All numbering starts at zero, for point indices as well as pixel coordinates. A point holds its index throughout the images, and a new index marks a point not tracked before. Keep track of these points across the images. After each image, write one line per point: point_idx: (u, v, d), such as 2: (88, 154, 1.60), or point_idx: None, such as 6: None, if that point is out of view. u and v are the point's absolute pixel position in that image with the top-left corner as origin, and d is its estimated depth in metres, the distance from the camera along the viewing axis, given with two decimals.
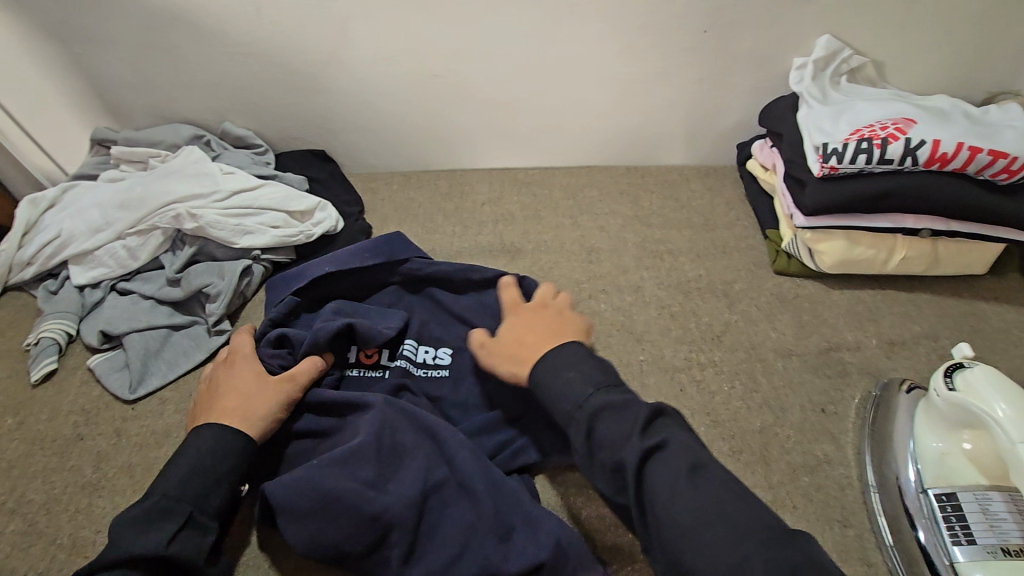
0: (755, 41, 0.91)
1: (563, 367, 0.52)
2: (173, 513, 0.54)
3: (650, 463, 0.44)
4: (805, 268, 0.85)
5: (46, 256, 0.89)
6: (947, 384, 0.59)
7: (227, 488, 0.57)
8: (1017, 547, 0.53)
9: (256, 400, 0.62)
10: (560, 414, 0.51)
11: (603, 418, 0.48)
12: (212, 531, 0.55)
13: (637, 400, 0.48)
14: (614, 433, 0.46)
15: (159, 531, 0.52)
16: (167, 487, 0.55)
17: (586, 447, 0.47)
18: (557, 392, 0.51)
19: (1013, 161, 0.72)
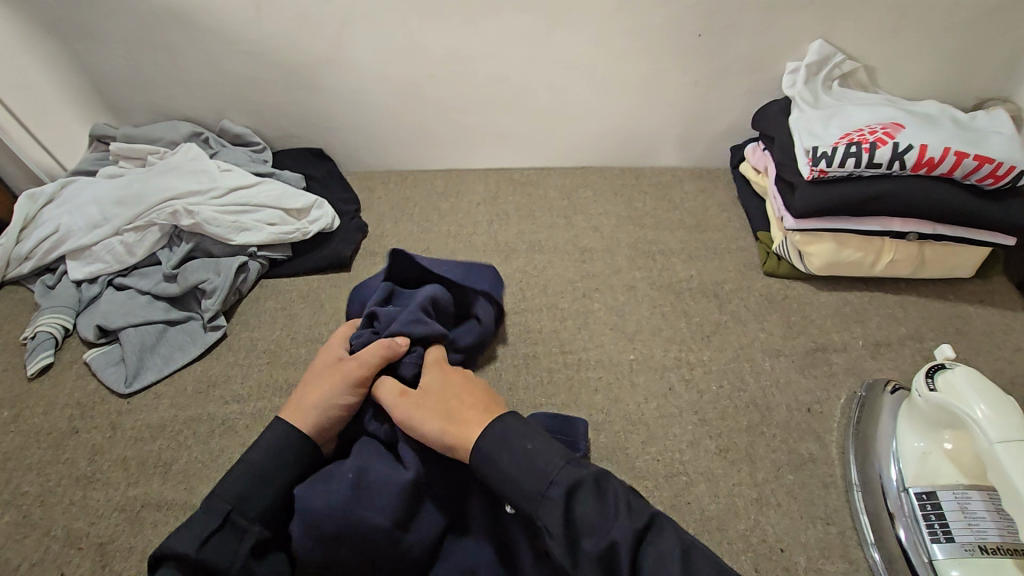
0: (749, 44, 0.92)
1: (515, 441, 0.55)
2: (213, 513, 0.56)
3: (640, 543, 0.48)
4: (794, 270, 0.86)
5: (45, 251, 0.90)
6: (928, 384, 0.60)
7: (272, 490, 0.59)
8: (993, 545, 0.54)
9: (320, 390, 0.64)
10: (525, 496, 0.52)
11: (579, 497, 0.51)
12: (252, 534, 0.56)
13: (603, 475, 0.52)
14: (595, 510, 0.50)
15: (195, 532, 0.54)
16: (217, 489, 0.57)
17: (569, 532, 0.49)
18: (520, 472, 0.53)
19: (999, 167, 0.73)
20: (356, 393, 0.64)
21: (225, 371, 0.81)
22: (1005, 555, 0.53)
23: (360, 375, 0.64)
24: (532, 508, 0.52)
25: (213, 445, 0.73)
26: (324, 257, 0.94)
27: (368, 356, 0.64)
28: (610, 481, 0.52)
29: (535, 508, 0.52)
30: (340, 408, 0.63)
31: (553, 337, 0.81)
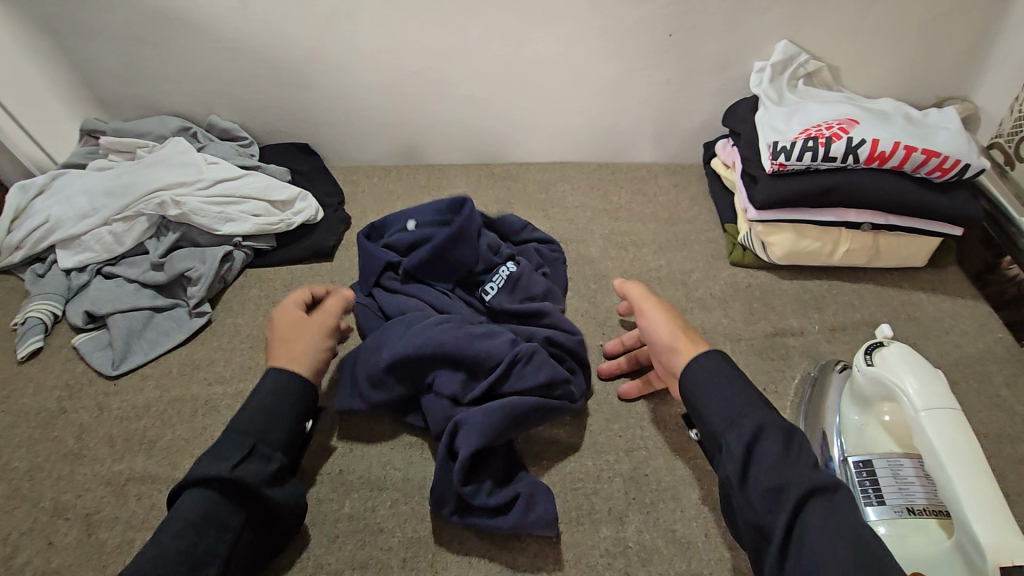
0: (718, 44, 0.95)
1: (713, 382, 0.57)
2: (240, 444, 0.58)
3: (805, 502, 0.49)
4: (758, 259, 0.90)
5: (35, 241, 0.93)
6: (866, 361, 0.64)
7: (289, 424, 0.62)
8: (921, 506, 0.58)
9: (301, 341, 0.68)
10: (718, 418, 0.55)
11: (761, 442, 0.52)
12: (274, 461, 0.59)
13: (795, 430, 0.54)
14: (777, 453, 0.51)
15: (227, 459, 0.57)
16: (238, 425, 0.60)
17: (747, 457, 0.52)
18: (714, 404, 0.56)
19: (945, 160, 0.79)
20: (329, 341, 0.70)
21: (210, 354, 0.85)
22: (930, 516, 0.58)
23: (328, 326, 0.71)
24: (714, 430, 0.55)
25: (197, 423, 0.77)
26: (308, 247, 0.97)
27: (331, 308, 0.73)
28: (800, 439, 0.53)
29: (722, 429, 0.55)
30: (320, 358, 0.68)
31: None
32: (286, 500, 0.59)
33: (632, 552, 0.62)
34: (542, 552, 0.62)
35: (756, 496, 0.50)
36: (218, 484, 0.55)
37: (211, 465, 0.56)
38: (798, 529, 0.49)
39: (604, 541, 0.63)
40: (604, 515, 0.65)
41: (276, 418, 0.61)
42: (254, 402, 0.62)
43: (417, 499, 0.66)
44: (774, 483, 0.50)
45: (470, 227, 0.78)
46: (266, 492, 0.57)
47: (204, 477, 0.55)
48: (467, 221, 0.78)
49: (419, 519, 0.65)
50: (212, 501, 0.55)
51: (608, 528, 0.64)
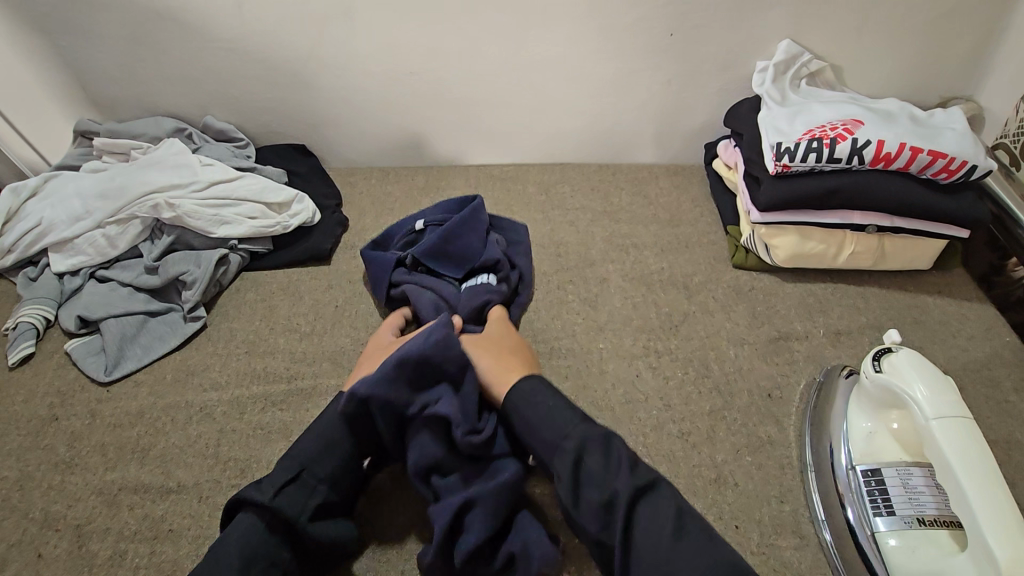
0: (720, 44, 0.94)
1: (538, 396, 0.60)
2: (288, 469, 0.59)
3: (636, 506, 0.51)
4: (761, 262, 0.88)
5: (27, 244, 0.92)
6: (874, 367, 0.63)
7: (338, 457, 0.61)
8: (931, 517, 0.57)
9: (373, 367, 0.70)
10: (545, 444, 0.57)
11: (586, 455, 0.54)
12: (319, 493, 0.59)
13: (611, 435, 0.56)
14: (601, 462, 0.54)
15: (270, 485, 0.57)
16: (293, 452, 0.60)
17: (574, 475, 0.53)
18: (540, 425, 0.58)
19: (952, 161, 0.77)
20: None
21: (204, 360, 0.83)
22: (941, 526, 0.57)
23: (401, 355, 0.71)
24: (545, 458, 0.57)
25: (191, 430, 0.75)
26: (304, 250, 0.96)
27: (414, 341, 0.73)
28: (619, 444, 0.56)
29: (549, 457, 0.56)
30: None
31: (528, 325, 0.83)
32: (329, 537, 0.58)
33: None
34: None
35: (592, 516, 0.52)
36: (262, 511, 0.56)
37: (261, 490, 0.57)
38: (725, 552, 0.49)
39: None
40: None
41: (323, 449, 0.61)
42: (310, 430, 0.62)
43: (416, 509, 0.65)
44: (602, 496, 0.52)
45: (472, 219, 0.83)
46: (305, 525, 0.56)
47: (251, 501, 0.57)
48: (473, 219, 0.83)
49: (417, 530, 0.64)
50: (254, 530, 0.55)
51: None
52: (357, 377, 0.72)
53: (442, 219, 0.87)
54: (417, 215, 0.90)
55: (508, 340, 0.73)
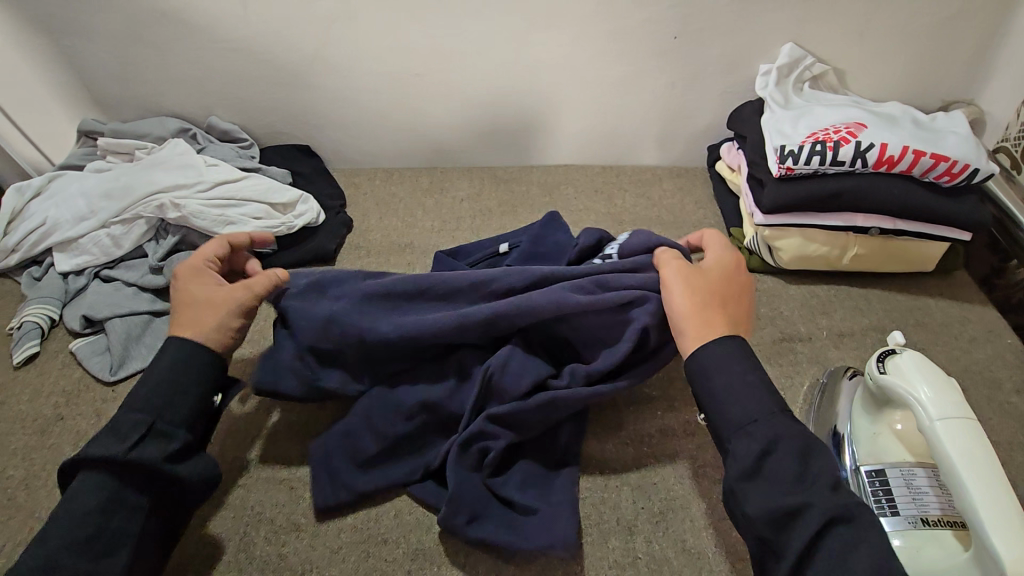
0: (724, 47, 0.95)
1: (731, 371, 0.55)
2: (137, 424, 0.56)
3: (827, 526, 0.46)
4: (764, 264, 0.89)
5: (31, 244, 0.91)
6: (879, 368, 0.64)
7: (193, 398, 0.60)
8: (935, 517, 0.58)
9: (208, 313, 0.63)
10: (729, 419, 0.53)
11: (772, 455, 0.50)
12: (176, 437, 0.58)
13: (811, 442, 0.51)
14: (794, 467, 0.49)
15: (124, 439, 0.55)
16: (135, 402, 0.58)
17: (753, 467, 0.50)
18: (725, 398, 0.54)
19: (954, 164, 0.78)
20: (242, 320, 0.65)
21: None
22: (945, 526, 0.57)
23: (245, 303, 0.66)
24: (725, 434, 0.54)
25: None
26: (309, 251, 0.96)
27: (257, 286, 0.67)
28: (822, 452, 0.51)
29: (731, 434, 0.53)
30: (230, 333, 0.64)
31: None
32: (193, 475, 0.58)
33: (642, 563, 0.61)
34: (551, 565, 0.61)
35: (766, 514, 0.48)
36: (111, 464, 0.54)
37: (107, 446, 0.54)
38: (812, 553, 0.46)
39: (613, 552, 0.62)
40: (613, 526, 0.64)
41: (180, 399, 0.59)
42: (154, 380, 0.59)
43: (423, 509, 0.65)
44: (782, 502, 0.48)
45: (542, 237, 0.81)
46: (166, 470, 0.56)
47: (99, 456, 0.54)
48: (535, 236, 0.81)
49: (424, 530, 0.64)
50: (100, 482, 0.53)
51: (618, 539, 0.63)
52: (191, 321, 0.63)
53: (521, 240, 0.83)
54: (498, 239, 0.87)
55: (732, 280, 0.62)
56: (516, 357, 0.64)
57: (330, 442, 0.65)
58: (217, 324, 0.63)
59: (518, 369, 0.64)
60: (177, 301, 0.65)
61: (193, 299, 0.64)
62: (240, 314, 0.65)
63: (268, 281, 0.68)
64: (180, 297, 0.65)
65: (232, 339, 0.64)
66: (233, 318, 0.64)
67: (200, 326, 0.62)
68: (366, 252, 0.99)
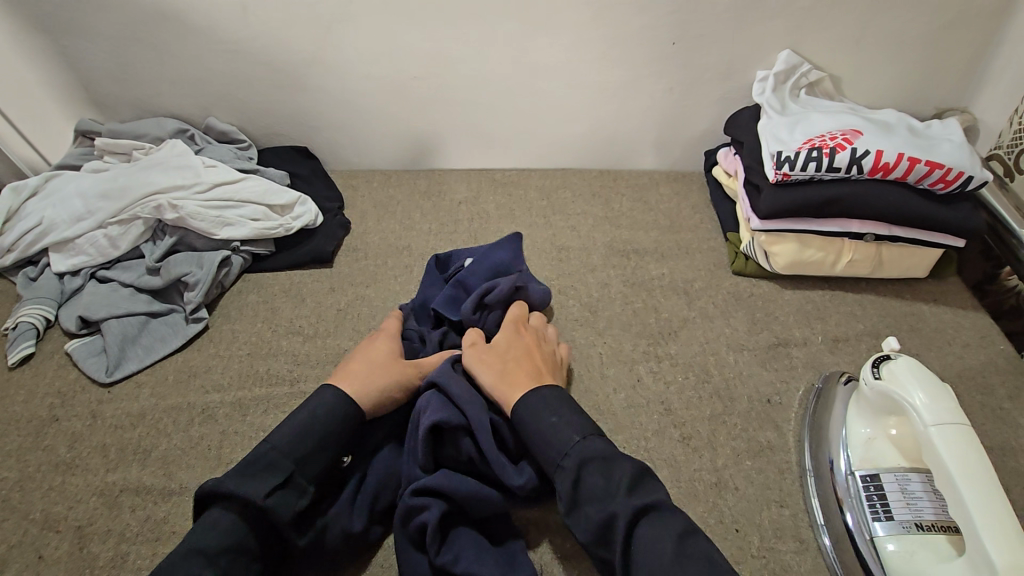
0: (722, 54, 0.95)
1: (544, 411, 0.58)
2: (277, 470, 0.56)
3: (635, 528, 0.50)
4: (760, 269, 0.89)
5: (27, 244, 0.91)
6: (873, 374, 0.65)
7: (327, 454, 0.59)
8: (929, 522, 0.59)
9: (379, 374, 0.66)
10: (546, 457, 0.56)
11: (585, 475, 0.53)
12: (307, 494, 0.57)
13: (615, 455, 0.55)
14: (599, 484, 0.52)
15: (263, 483, 0.54)
16: (277, 442, 0.57)
17: (573, 494, 0.53)
18: (545, 435, 0.57)
19: (949, 171, 0.79)
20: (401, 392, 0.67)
21: (207, 361, 0.83)
22: (939, 532, 0.58)
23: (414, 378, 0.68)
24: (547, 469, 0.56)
25: (192, 432, 0.75)
26: (307, 253, 0.96)
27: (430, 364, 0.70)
28: (624, 461, 0.54)
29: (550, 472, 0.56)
30: (389, 399, 0.66)
31: None
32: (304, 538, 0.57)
33: None
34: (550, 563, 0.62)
35: (591, 533, 0.51)
36: (245, 505, 0.54)
37: (248, 484, 0.54)
38: None
39: None
40: None
41: (317, 445, 0.58)
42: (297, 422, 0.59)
43: None
44: (601, 516, 0.51)
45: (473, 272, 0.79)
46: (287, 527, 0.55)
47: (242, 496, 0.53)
48: (476, 266, 0.80)
49: None
50: (232, 525, 0.53)
51: None
52: (358, 376, 0.65)
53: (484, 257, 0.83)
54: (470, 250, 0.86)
55: (523, 347, 0.69)
56: (435, 399, 0.62)
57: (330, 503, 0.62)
58: (379, 389, 0.65)
59: (433, 410, 0.61)
60: (353, 361, 0.68)
61: (358, 360, 0.68)
62: (403, 388, 0.67)
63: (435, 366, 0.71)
64: (363, 357, 0.68)
65: (386, 404, 0.66)
66: (397, 390, 0.66)
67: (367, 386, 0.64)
68: (363, 254, 0.99)
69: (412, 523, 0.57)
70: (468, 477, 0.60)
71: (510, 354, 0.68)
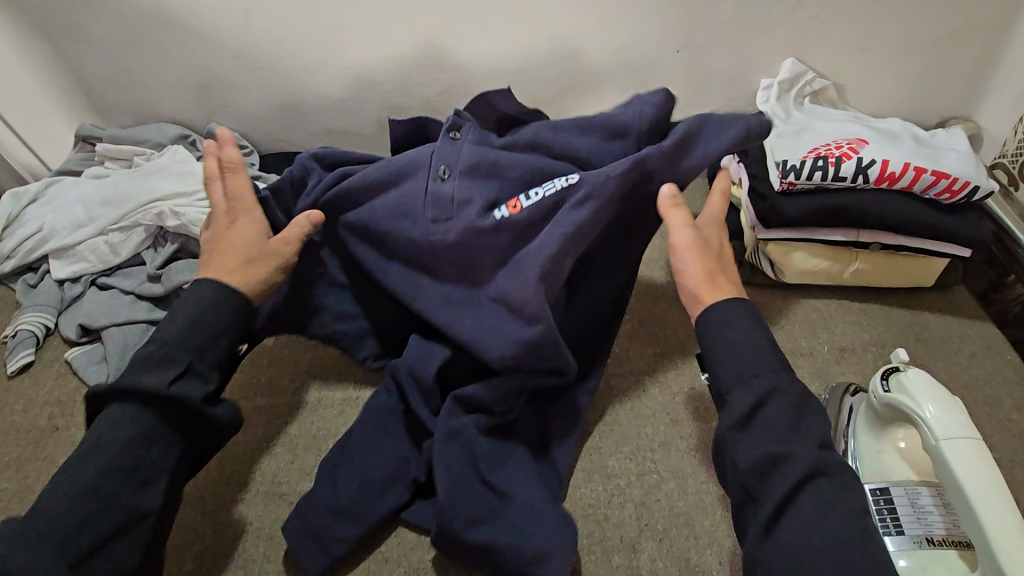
0: (726, 61, 0.95)
1: (731, 323, 0.56)
2: (174, 360, 0.58)
3: (804, 484, 0.48)
4: (766, 278, 0.89)
5: (28, 250, 0.90)
6: (883, 387, 0.65)
7: (224, 340, 0.62)
8: (940, 537, 0.58)
9: (252, 260, 0.65)
10: (727, 376, 0.54)
11: (768, 405, 0.52)
12: (210, 378, 0.61)
13: (803, 403, 0.53)
14: (784, 420, 0.51)
15: (161, 373, 0.57)
16: (167, 337, 0.59)
17: (746, 417, 0.52)
18: (726, 352, 0.55)
19: (955, 181, 0.79)
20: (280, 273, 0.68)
21: None
22: (950, 547, 0.57)
23: (288, 260, 0.68)
24: (724, 386, 0.54)
25: None
26: None
27: (295, 240, 0.69)
28: (811, 411, 0.52)
29: (728, 387, 0.54)
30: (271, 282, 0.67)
31: None
32: (224, 418, 0.62)
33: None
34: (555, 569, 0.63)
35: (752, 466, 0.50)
36: (148, 397, 0.56)
37: (145, 377, 0.57)
38: None
39: (616, 570, 0.64)
40: (615, 543, 0.66)
41: (206, 335, 0.60)
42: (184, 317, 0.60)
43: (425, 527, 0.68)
44: (765, 454, 0.50)
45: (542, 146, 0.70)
46: (202, 410, 0.59)
47: (140, 390, 0.56)
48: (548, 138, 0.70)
49: (425, 548, 0.67)
50: (137, 417, 0.56)
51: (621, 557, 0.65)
52: (232, 270, 0.64)
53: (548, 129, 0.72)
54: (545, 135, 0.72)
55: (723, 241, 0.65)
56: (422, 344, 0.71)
57: (310, 499, 0.66)
58: (258, 275, 0.65)
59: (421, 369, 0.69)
60: (215, 241, 0.66)
61: (218, 248, 0.66)
62: (277, 270, 0.67)
63: (298, 240, 0.69)
64: (225, 247, 0.65)
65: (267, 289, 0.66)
66: (276, 273, 0.67)
67: (241, 276, 0.64)
68: None
69: (451, 448, 0.64)
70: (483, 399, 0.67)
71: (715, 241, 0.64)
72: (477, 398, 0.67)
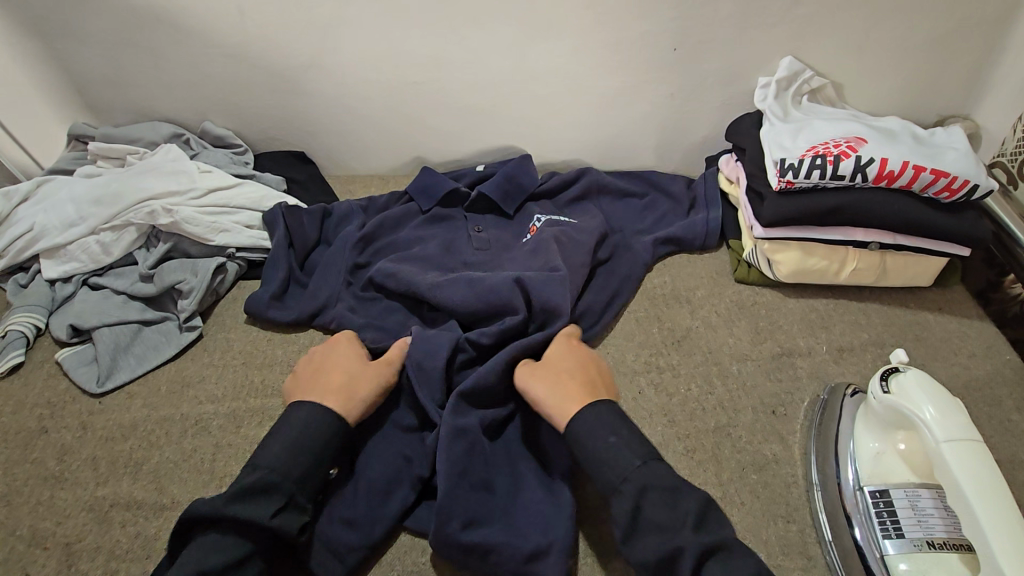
0: (724, 60, 0.95)
1: (601, 431, 0.60)
2: (278, 492, 0.58)
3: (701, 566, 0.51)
4: (763, 277, 0.88)
5: (18, 250, 0.89)
6: (882, 387, 0.64)
7: (322, 472, 0.62)
8: (940, 540, 0.58)
9: (358, 383, 0.70)
10: (608, 477, 0.58)
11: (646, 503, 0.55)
12: (308, 510, 0.60)
13: (678, 488, 0.56)
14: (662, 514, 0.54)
15: (265, 505, 0.56)
16: (274, 465, 0.59)
17: (632, 525, 0.54)
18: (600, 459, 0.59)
19: (954, 180, 0.78)
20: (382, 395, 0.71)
21: (200, 371, 0.82)
22: (951, 550, 0.58)
23: (389, 379, 0.73)
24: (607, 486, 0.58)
25: (186, 444, 0.74)
26: None
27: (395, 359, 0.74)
28: (688, 492, 0.56)
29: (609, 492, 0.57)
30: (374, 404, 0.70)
31: None
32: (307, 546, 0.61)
33: None
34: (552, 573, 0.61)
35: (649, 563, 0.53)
36: (247, 526, 0.55)
37: (249, 507, 0.56)
38: None
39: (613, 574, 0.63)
40: (611, 545, 0.65)
41: (309, 466, 0.60)
42: (291, 442, 0.61)
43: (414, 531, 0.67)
44: (663, 549, 0.52)
45: (522, 185, 0.96)
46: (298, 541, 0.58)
47: (245, 520, 0.55)
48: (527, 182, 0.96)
49: (419, 552, 0.66)
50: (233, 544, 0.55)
51: (618, 560, 0.64)
52: (339, 391, 0.68)
53: (527, 180, 0.97)
54: (534, 209, 0.95)
55: (575, 359, 0.71)
56: (425, 337, 0.75)
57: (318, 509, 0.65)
58: (364, 396, 0.69)
59: (426, 363, 0.72)
60: (326, 371, 0.71)
61: (321, 374, 0.71)
62: (380, 392, 0.71)
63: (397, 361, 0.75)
64: (334, 374, 0.71)
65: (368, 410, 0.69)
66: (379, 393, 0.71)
67: (348, 398, 0.68)
68: None
69: (459, 446, 0.66)
70: (480, 383, 0.69)
71: (560, 366, 0.70)
72: (480, 387, 0.69)
